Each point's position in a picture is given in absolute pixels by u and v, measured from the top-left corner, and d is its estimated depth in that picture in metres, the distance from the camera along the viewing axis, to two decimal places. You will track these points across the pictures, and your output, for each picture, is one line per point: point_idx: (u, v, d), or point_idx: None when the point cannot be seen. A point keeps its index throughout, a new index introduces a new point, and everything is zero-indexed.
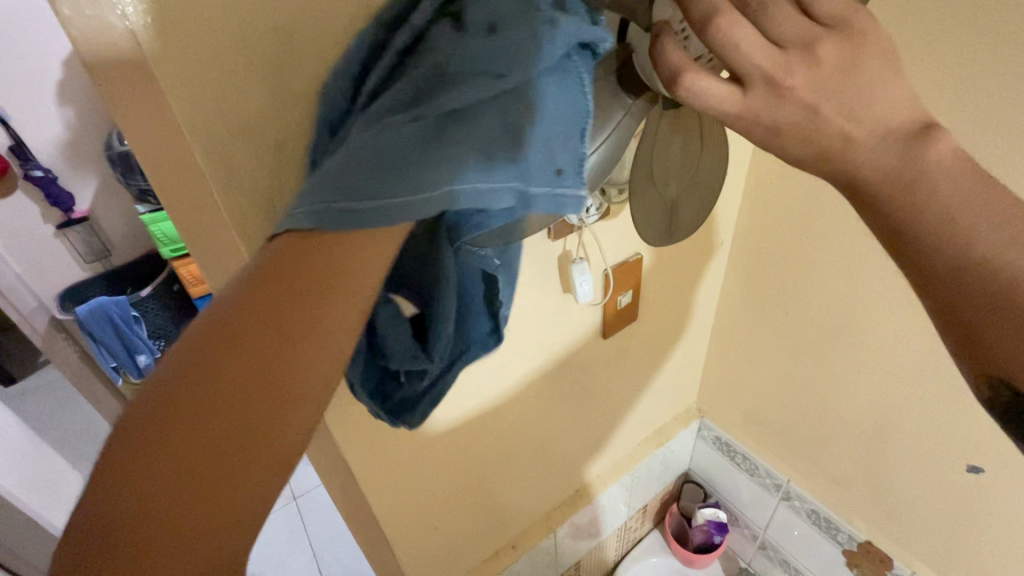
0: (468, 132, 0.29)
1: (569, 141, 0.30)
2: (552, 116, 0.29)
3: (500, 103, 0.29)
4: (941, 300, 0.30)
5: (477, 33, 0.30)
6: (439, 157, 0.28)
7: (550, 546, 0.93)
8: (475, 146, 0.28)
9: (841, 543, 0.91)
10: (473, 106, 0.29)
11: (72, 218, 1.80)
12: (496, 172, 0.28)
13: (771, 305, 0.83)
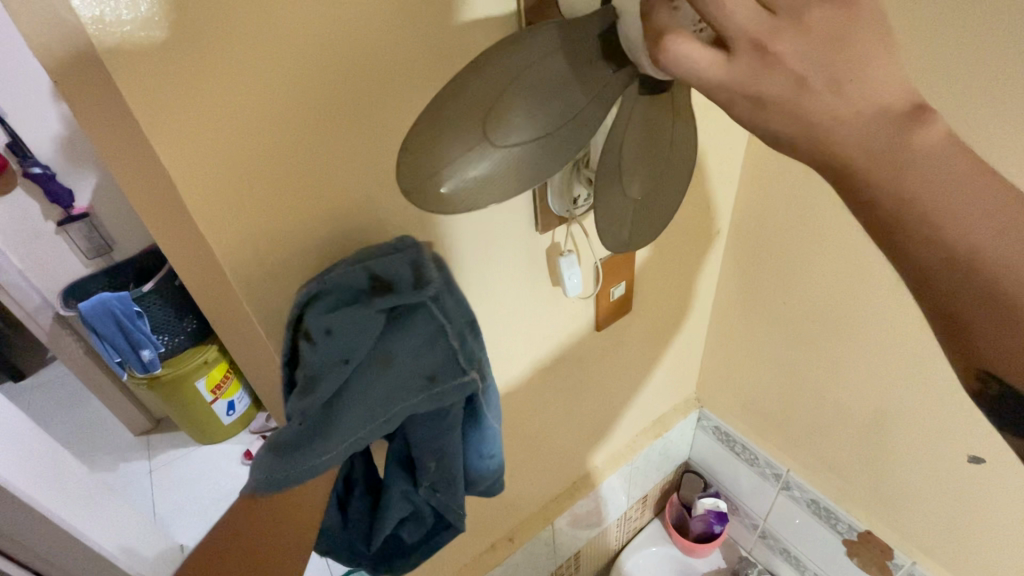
0: (353, 402, 0.41)
1: (429, 361, 0.43)
2: (404, 360, 0.42)
3: (366, 375, 0.42)
4: (943, 298, 0.29)
5: (319, 337, 0.41)
6: (330, 435, 0.40)
7: (548, 537, 0.93)
8: (363, 399, 0.41)
9: (841, 533, 0.90)
10: (350, 386, 0.42)
11: (71, 215, 1.81)
12: (386, 410, 0.42)
13: (769, 294, 0.81)
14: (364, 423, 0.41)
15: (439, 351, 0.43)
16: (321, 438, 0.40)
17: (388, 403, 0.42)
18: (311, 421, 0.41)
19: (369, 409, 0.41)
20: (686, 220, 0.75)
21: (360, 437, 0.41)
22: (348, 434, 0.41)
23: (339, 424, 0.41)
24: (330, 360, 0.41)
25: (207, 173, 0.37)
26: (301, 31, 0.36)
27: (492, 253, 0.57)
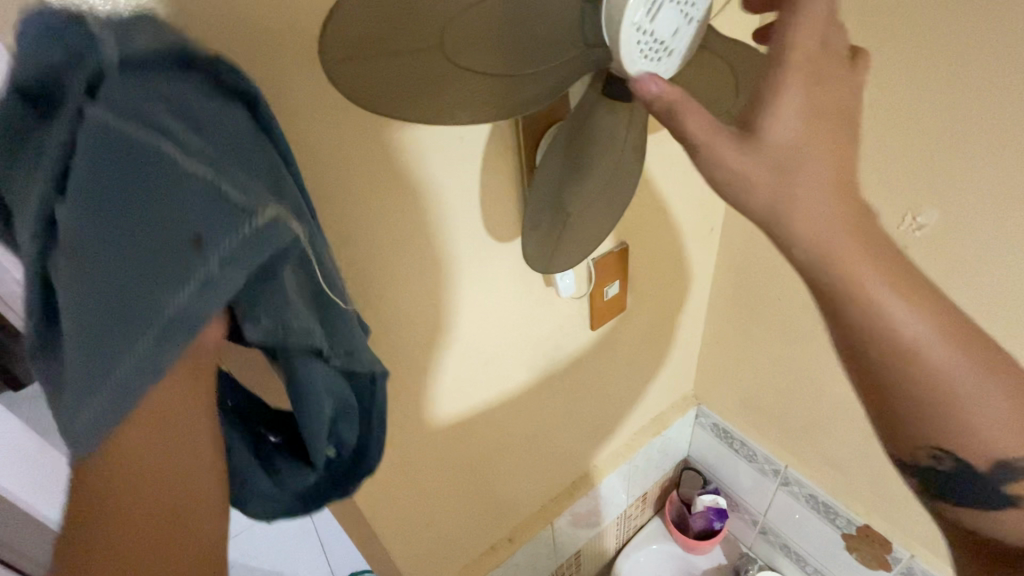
0: (77, 324, 0.23)
1: (186, 209, 0.22)
2: (141, 167, 0.23)
3: (83, 273, 0.23)
4: (845, 328, 0.37)
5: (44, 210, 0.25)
6: (71, 383, 0.23)
7: (548, 537, 0.93)
8: (110, 260, 0.22)
9: (841, 527, 0.90)
10: (68, 300, 0.23)
11: None
12: (154, 253, 0.22)
13: (764, 290, 0.82)
14: (110, 352, 0.22)
15: (197, 199, 0.23)
16: (90, 347, 0.22)
17: (155, 241, 0.22)
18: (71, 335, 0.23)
19: (124, 268, 0.22)
20: (678, 219, 0.75)
21: (111, 379, 0.22)
22: (134, 320, 0.21)
23: (105, 303, 0.22)
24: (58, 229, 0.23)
25: None
26: (285, 36, 0.36)
27: (484, 255, 0.57)
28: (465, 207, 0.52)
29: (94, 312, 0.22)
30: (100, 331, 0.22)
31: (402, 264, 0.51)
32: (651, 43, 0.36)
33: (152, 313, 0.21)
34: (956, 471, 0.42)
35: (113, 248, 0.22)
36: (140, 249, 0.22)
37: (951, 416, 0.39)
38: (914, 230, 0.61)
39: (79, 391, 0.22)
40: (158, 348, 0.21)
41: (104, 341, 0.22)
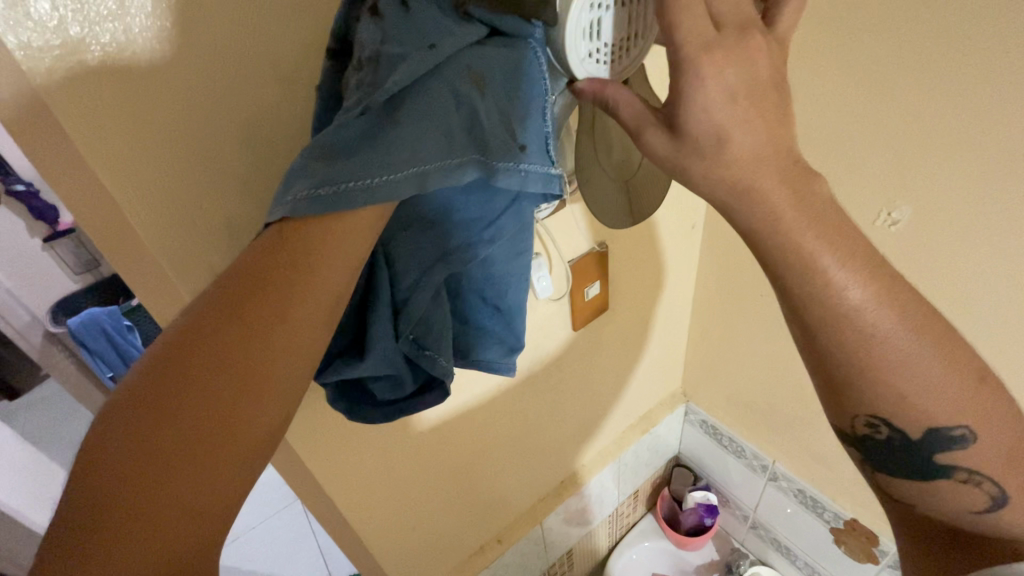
0: (427, 117, 0.30)
1: (530, 119, 0.33)
2: (509, 72, 0.32)
3: (452, 86, 0.31)
4: (805, 325, 0.40)
5: (397, 17, 0.31)
6: (403, 133, 0.29)
7: (538, 537, 0.93)
8: (484, 102, 0.31)
9: (829, 522, 0.91)
10: (426, 86, 0.30)
11: (57, 231, 1.89)
12: (517, 120, 0.32)
13: (747, 286, 0.82)
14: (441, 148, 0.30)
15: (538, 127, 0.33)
16: (448, 140, 0.30)
17: (513, 118, 0.32)
18: (427, 123, 0.30)
19: (498, 114, 0.31)
20: (658, 217, 0.75)
21: (429, 168, 0.30)
22: (492, 146, 0.31)
23: (468, 122, 0.31)
24: (442, 55, 0.30)
25: (156, 195, 0.37)
26: (243, 43, 0.36)
27: None
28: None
29: (463, 123, 0.31)
30: (461, 133, 0.31)
31: None
32: (597, 49, 0.36)
33: (503, 148, 0.31)
34: (893, 441, 0.44)
35: (489, 100, 0.31)
36: (508, 115, 0.32)
37: (883, 388, 0.41)
38: (889, 225, 0.61)
39: (427, 156, 0.29)
40: (484, 168, 0.31)
41: (462, 145, 0.30)
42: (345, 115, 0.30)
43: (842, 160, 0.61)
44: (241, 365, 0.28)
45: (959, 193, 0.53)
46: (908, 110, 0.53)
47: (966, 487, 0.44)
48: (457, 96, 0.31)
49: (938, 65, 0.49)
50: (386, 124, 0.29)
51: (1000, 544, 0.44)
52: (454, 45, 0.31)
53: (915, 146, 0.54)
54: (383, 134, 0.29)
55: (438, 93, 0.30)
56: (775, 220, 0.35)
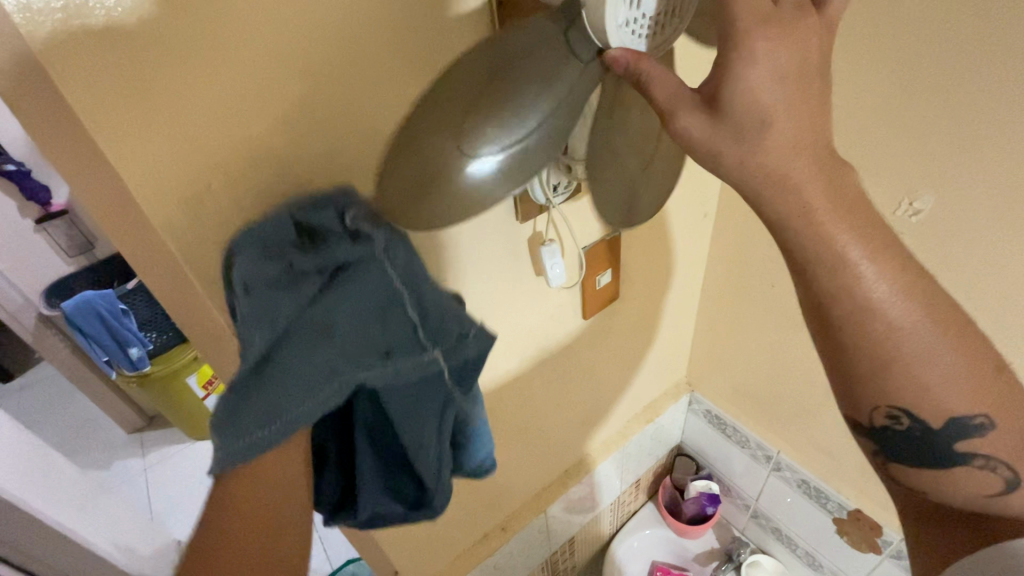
0: (301, 368, 0.35)
1: (391, 321, 0.39)
2: (361, 295, 0.37)
3: (301, 340, 0.36)
4: (819, 302, 0.38)
5: (244, 298, 0.35)
6: (284, 394, 0.35)
7: (542, 525, 0.93)
8: (348, 332, 0.37)
9: (832, 512, 0.91)
10: (281, 348, 0.35)
11: (49, 212, 1.85)
12: (382, 333, 0.39)
13: (757, 276, 0.81)
14: (308, 393, 0.35)
15: (403, 318, 0.39)
16: (326, 376, 0.36)
17: (377, 333, 0.38)
18: (296, 378, 0.35)
19: (360, 337, 0.38)
20: (671, 204, 0.74)
21: (315, 406, 0.36)
22: (361, 365, 0.38)
23: (335, 353, 0.36)
24: (298, 315, 0.36)
25: (163, 171, 0.35)
26: (257, 11, 0.34)
27: (473, 245, 0.55)
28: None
29: (332, 359, 0.36)
30: (331, 366, 0.36)
31: None
32: (637, 20, 0.35)
33: (372, 362, 0.38)
34: (913, 431, 0.43)
35: (352, 328, 0.37)
36: (370, 331, 0.38)
37: (904, 376, 0.40)
38: (909, 215, 0.59)
39: (313, 401, 0.36)
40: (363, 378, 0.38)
41: (339, 372, 0.37)
42: (226, 394, 0.34)
43: (862, 148, 0.60)
44: (246, 541, 0.39)
45: (985, 181, 0.52)
46: (935, 95, 0.52)
47: (983, 472, 0.43)
48: (323, 339, 0.36)
49: (969, 49, 0.48)
50: (261, 393, 0.35)
51: (1001, 522, 0.42)
52: (302, 305, 0.36)
53: (938, 133, 0.53)
54: (265, 400, 0.35)
55: (304, 347, 0.36)
56: (808, 208, 0.34)
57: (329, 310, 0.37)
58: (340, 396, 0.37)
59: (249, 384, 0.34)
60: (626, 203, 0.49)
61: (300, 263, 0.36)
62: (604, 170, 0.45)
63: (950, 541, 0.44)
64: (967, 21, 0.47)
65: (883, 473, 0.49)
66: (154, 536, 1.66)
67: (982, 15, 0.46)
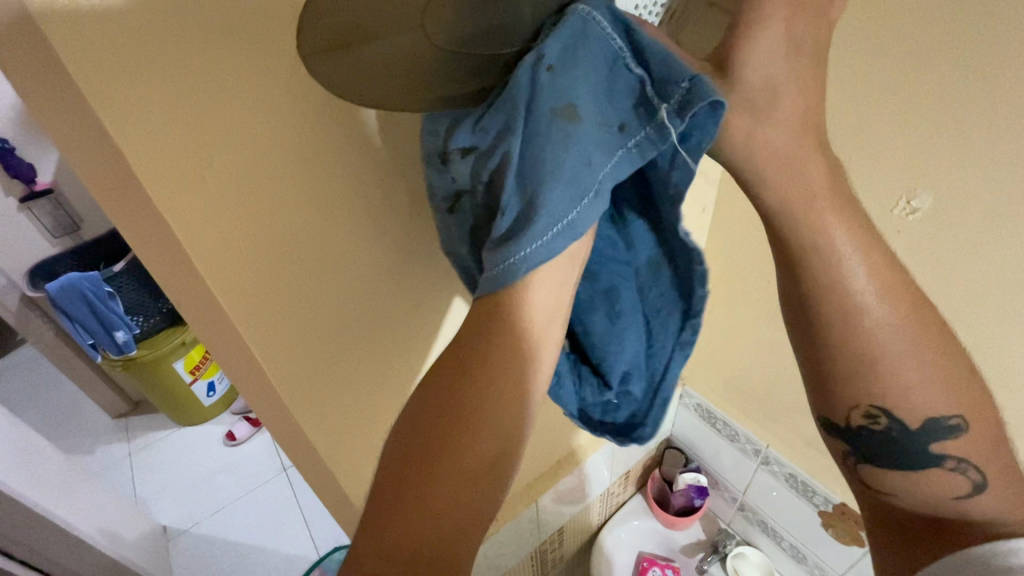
0: (549, 173, 0.32)
1: (620, 98, 0.33)
2: (577, 75, 0.32)
3: (549, 133, 0.32)
4: (802, 293, 0.39)
5: (470, 142, 0.35)
6: (545, 212, 0.32)
7: (532, 515, 0.94)
8: (583, 115, 0.32)
9: (818, 506, 0.92)
10: (532, 157, 0.32)
11: (34, 190, 1.81)
12: (613, 108, 0.33)
13: (752, 271, 0.81)
14: (571, 199, 0.32)
15: (631, 87, 0.33)
16: (577, 168, 0.32)
17: (606, 104, 0.33)
18: (545, 184, 0.32)
19: (595, 113, 0.32)
20: None
21: (576, 219, 0.32)
22: (599, 152, 0.32)
23: (581, 143, 0.32)
24: (516, 129, 0.33)
25: (165, 148, 0.35)
26: None
27: None
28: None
29: (570, 147, 0.32)
30: (572, 160, 0.32)
31: (385, 239, 0.49)
32: None
33: (607, 144, 0.32)
34: (890, 433, 0.42)
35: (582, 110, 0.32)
36: (605, 103, 0.33)
37: (887, 374, 0.40)
38: (906, 214, 0.60)
39: (575, 206, 0.32)
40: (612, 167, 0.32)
41: (587, 170, 0.32)
42: (490, 245, 0.34)
43: (861, 146, 0.60)
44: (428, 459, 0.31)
45: (981, 181, 0.53)
46: (934, 94, 0.52)
47: (950, 473, 0.42)
48: (554, 139, 0.32)
49: (969, 49, 0.48)
50: (519, 220, 0.33)
51: (968, 528, 0.41)
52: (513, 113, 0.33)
53: (936, 133, 0.54)
54: (526, 223, 0.32)
55: (537, 155, 0.32)
56: (811, 199, 0.35)
57: (537, 112, 0.32)
58: (591, 197, 0.32)
59: (512, 207, 0.33)
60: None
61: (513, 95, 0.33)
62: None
63: (918, 552, 0.43)
64: (968, 22, 0.47)
65: (856, 482, 0.48)
66: (139, 522, 1.65)
67: (983, 16, 0.46)
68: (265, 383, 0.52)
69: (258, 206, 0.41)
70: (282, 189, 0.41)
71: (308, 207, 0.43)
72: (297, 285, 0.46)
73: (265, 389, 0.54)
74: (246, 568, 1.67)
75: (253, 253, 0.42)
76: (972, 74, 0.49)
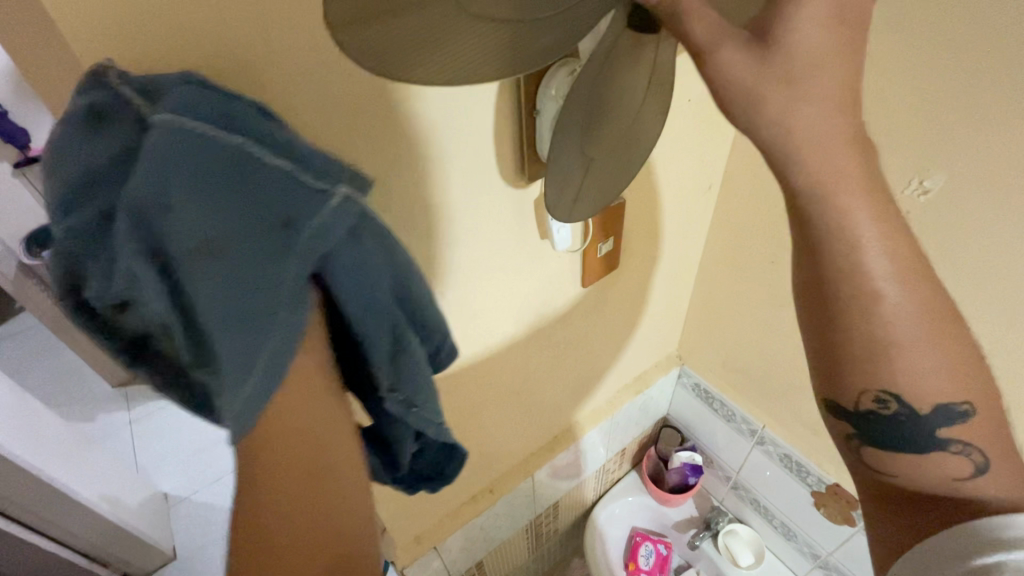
0: (218, 306, 0.27)
1: (262, 198, 0.28)
2: (193, 191, 0.27)
3: (202, 269, 0.27)
4: (819, 265, 0.37)
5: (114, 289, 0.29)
6: (231, 353, 0.28)
7: (528, 489, 0.95)
8: (223, 232, 0.27)
9: (811, 485, 0.93)
10: (194, 297, 0.28)
11: (29, 156, 1.78)
12: (262, 209, 0.28)
13: (757, 251, 0.80)
14: (253, 340, 0.28)
15: (269, 181, 0.28)
16: (242, 296, 0.27)
17: (248, 209, 0.28)
18: (213, 325, 0.27)
19: (232, 225, 0.27)
20: (677, 174, 0.73)
21: (278, 339, 0.28)
22: (261, 267, 0.27)
23: (239, 262, 0.27)
24: (154, 270, 0.27)
25: None
26: None
27: (474, 205, 0.54)
28: (450, 132, 0.46)
29: (220, 262, 0.27)
30: (230, 286, 0.27)
31: (387, 206, 0.48)
32: None
33: (265, 254, 0.28)
34: (898, 415, 0.42)
35: (210, 226, 0.27)
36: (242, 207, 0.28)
37: (899, 352, 0.39)
38: (919, 194, 0.59)
39: (267, 333, 0.28)
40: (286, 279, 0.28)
41: (261, 288, 0.28)
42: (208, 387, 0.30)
43: (876, 123, 0.59)
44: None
45: (996, 162, 0.51)
46: (956, 70, 0.50)
47: (954, 455, 0.42)
48: (203, 274, 0.27)
49: (993, 21, 0.46)
50: (215, 369, 0.28)
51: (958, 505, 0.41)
52: (140, 254, 0.27)
53: (957, 110, 0.52)
54: (218, 363, 0.28)
55: (195, 292, 0.27)
56: (832, 172, 0.33)
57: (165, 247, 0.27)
58: (288, 312, 0.28)
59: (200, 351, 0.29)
60: (624, 166, 0.47)
61: (127, 252, 0.27)
62: (609, 132, 0.43)
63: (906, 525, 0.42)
64: None
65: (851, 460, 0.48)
66: (141, 488, 1.68)
67: None
68: None
69: None
70: None
71: None
72: None
73: None
74: None
75: None
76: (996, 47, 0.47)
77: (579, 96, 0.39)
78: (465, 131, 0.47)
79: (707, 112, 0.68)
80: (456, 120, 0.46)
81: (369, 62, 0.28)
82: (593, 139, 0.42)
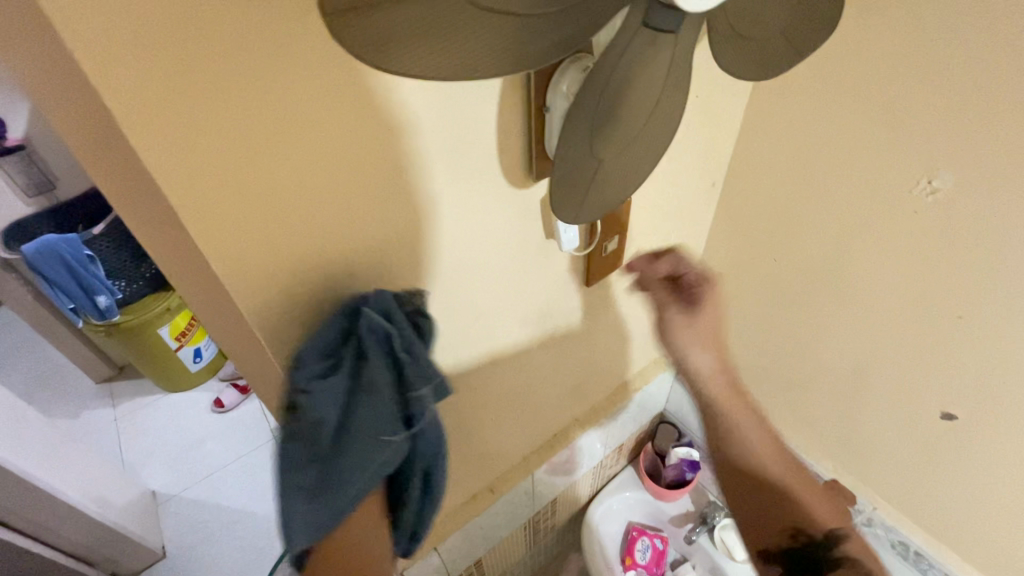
0: (358, 440, 0.44)
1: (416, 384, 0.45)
2: (381, 368, 0.43)
3: (366, 414, 0.44)
4: None
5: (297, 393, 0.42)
6: (350, 467, 0.44)
7: (527, 488, 0.94)
8: (383, 402, 0.44)
9: (809, 482, 0.93)
10: (347, 427, 0.44)
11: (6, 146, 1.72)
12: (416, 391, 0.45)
13: (758, 249, 0.80)
14: (357, 472, 0.45)
15: (424, 374, 0.45)
16: (370, 441, 0.44)
17: (409, 391, 0.45)
18: (351, 447, 0.44)
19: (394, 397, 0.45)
20: (682, 171, 0.72)
21: (376, 466, 0.46)
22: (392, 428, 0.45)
23: (389, 417, 0.45)
24: (334, 405, 0.42)
25: (161, 108, 0.31)
26: None
27: (481, 203, 0.52)
28: (456, 132, 0.45)
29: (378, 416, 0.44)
30: (374, 433, 0.44)
31: (394, 209, 0.46)
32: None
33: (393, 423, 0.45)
34: None
35: (383, 398, 0.44)
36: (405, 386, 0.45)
37: None
38: (926, 194, 0.58)
39: (380, 456, 0.45)
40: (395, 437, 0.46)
41: (384, 443, 0.45)
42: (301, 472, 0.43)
43: (883, 121, 0.58)
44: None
45: (1002, 163, 0.51)
46: (967, 70, 0.50)
47: None
48: (364, 419, 0.44)
49: (1007, 20, 0.46)
50: (336, 466, 0.44)
51: None
52: (330, 392, 0.42)
53: (965, 111, 0.52)
54: (344, 462, 0.44)
55: (354, 428, 0.44)
56: None
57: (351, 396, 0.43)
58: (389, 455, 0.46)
59: (326, 454, 0.44)
60: (631, 169, 0.46)
61: (307, 371, 0.43)
62: (618, 132, 0.42)
63: None
64: None
65: None
66: (128, 487, 1.65)
67: None
68: (265, 362, 0.49)
69: (258, 171, 0.37)
70: (286, 157, 0.37)
71: (312, 174, 0.39)
72: (299, 259, 0.43)
73: (259, 367, 0.51)
74: (235, 532, 1.68)
75: (253, 224, 0.39)
76: (1008, 47, 0.47)
77: (588, 93, 0.38)
78: (472, 128, 0.46)
79: (713, 108, 0.67)
80: (466, 116, 0.45)
81: (391, 64, 0.27)
82: (602, 138, 0.41)
